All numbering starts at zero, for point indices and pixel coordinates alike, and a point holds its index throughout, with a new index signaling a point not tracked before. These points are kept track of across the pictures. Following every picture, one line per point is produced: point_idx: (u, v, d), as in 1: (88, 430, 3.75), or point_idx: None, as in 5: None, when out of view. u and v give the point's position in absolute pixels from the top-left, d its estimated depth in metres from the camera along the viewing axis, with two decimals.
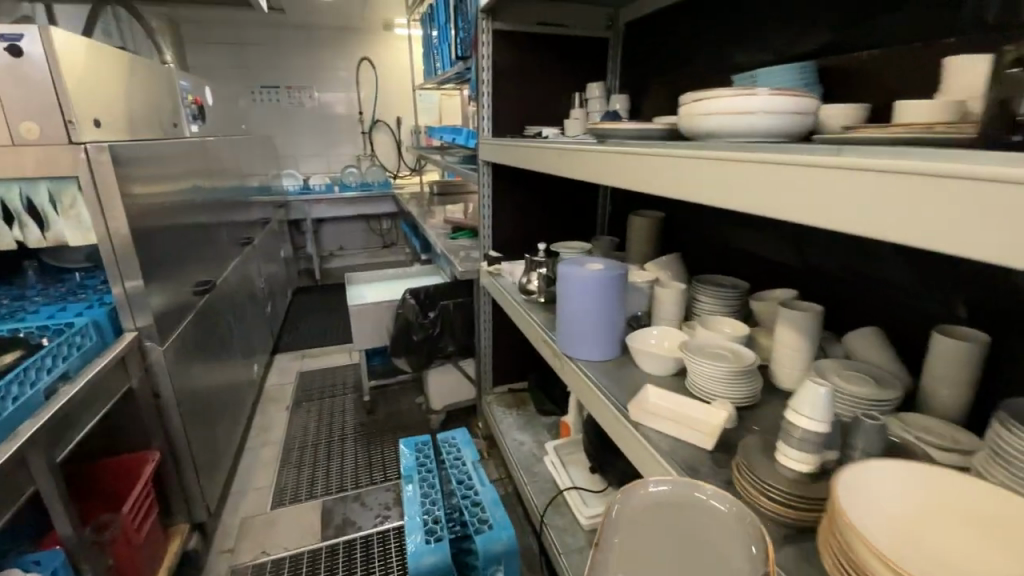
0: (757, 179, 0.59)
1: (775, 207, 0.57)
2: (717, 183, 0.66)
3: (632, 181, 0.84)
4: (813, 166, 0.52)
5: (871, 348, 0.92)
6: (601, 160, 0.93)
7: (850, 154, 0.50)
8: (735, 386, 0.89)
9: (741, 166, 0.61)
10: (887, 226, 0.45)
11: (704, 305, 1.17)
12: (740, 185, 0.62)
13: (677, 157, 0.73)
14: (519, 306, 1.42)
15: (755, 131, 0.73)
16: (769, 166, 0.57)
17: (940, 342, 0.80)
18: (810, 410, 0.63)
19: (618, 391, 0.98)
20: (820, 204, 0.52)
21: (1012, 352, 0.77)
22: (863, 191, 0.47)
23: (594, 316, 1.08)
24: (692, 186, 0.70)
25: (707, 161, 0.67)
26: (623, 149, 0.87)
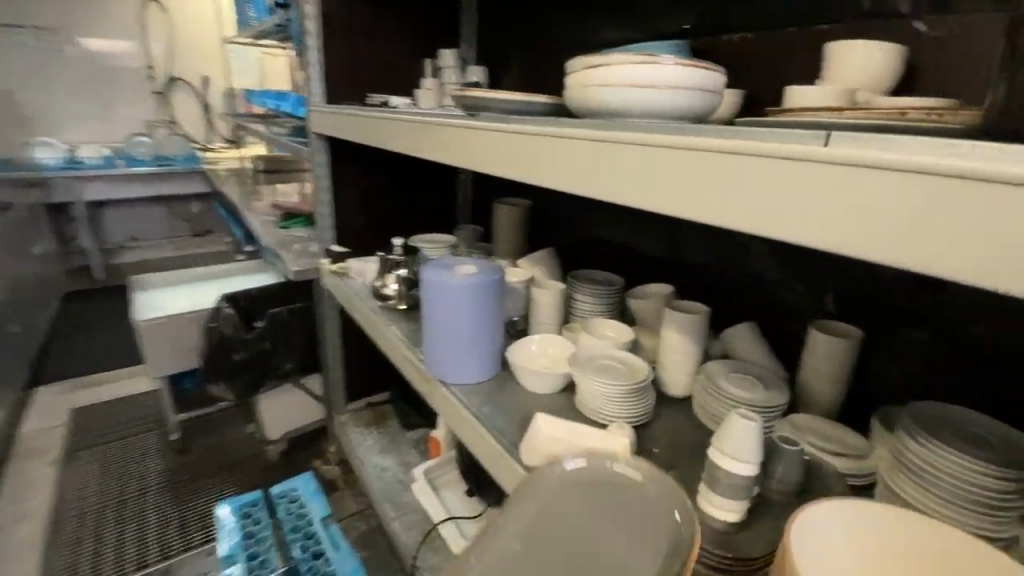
0: (652, 166, 0.46)
1: (674, 203, 0.44)
2: (605, 171, 0.51)
3: (506, 167, 0.66)
4: (722, 151, 0.39)
5: (749, 346, 0.88)
6: (466, 138, 0.73)
7: (767, 138, 0.38)
8: (631, 406, 0.77)
9: (634, 149, 0.47)
10: (818, 231, 0.34)
11: (584, 304, 1.06)
12: (632, 173, 0.48)
13: (563, 137, 0.56)
14: (370, 314, 1.17)
15: (658, 112, 0.58)
16: (667, 150, 0.44)
17: (820, 342, 0.78)
18: (741, 453, 0.52)
19: (501, 422, 0.81)
20: (731, 200, 0.39)
21: (879, 348, 0.78)
22: (788, 184, 0.35)
23: (467, 331, 0.88)
24: (573, 174, 0.55)
25: (590, 142, 0.53)
26: (491, 125, 0.68)
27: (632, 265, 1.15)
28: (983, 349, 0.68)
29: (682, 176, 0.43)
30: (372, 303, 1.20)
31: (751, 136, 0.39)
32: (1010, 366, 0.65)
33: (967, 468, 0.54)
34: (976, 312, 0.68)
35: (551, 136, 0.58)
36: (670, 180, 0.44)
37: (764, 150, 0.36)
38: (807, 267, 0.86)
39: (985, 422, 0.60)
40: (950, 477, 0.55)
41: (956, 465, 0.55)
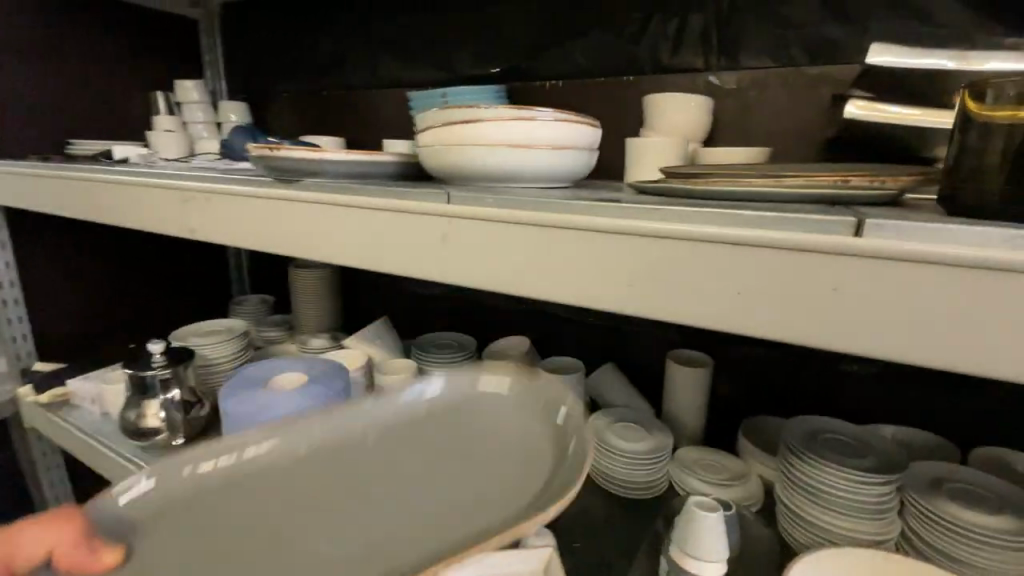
0: (600, 257, 0.40)
1: (632, 301, 0.39)
2: (534, 262, 0.43)
3: (372, 261, 0.50)
4: (697, 239, 0.36)
5: (618, 389, 0.86)
6: (288, 218, 0.52)
7: (738, 222, 0.36)
8: None
9: (573, 235, 0.41)
10: (824, 326, 0.33)
11: None
12: (573, 264, 0.41)
13: (457, 220, 0.45)
14: (131, 464, 0.80)
15: (545, 176, 0.49)
16: (621, 238, 0.39)
17: (675, 373, 0.79)
18: (708, 552, 0.46)
19: None
20: (714, 295, 0.36)
21: (725, 369, 0.85)
22: (784, 277, 0.34)
23: None
24: (482, 269, 0.45)
25: (501, 226, 0.43)
26: (335, 198, 0.49)
27: (475, 321, 1.04)
28: (804, 355, 0.78)
29: (643, 267, 0.39)
30: (131, 444, 0.82)
31: (722, 221, 0.37)
32: (826, 366, 0.77)
33: (854, 478, 0.59)
34: None
35: (450, 216, 0.45)
36: (626, 273, 0.39)
37: (765, 240, 0.34)
38: None
39: (837, 423, 0.69)
40: (842, 488, 0.60)
41: (843, 478, 0.60)
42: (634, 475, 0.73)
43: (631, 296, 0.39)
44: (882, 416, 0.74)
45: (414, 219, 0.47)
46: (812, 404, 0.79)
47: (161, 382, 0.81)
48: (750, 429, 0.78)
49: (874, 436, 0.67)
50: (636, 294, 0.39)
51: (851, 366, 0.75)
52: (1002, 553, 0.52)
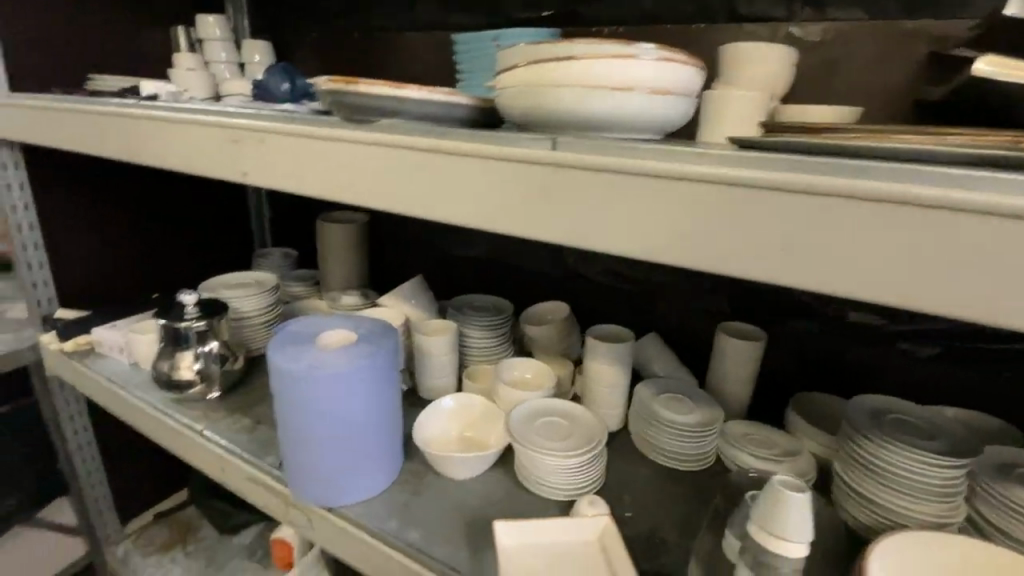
0: (710, 211, 0.34)
1: (745, 264, 0.34)
2: (625, 212, 0.37)
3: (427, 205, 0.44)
4: (839, 193, 0.31)
5: (663, 358, 0.82)
6: (342, 160, 0.46)
7: (889, 177, 0.31)
8: (591, 472, 0.65)
9: (676, 184, 0.35)
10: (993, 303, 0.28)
11: (474, 342, 0.88)
12: (674, 219, 0.36)
13: (535, 163, 0.39)
14: (165, 414, 0.78)
15: (644, 125, 0.44)
16: (738, 190, 0.33)
17: (727, 345, 0.75)
18: (789, 533, 0.44)
19: (432, 538, 0.60)
20: (849, 261, 0.31)
21: (774, 343, 0.82)
22: (948, 244, 0.29)
23: (354, 429, 0.61)
24: (560, 222, 0.39)
25: (587, 171, 0.37)
26: (393, 137, 0.43)
27: (510, 284, 1.01)
28: (863, 332, 0.75)
29: (764, 223, 0.33)
30: (163, 395, 0.81)
31: (868, 174, 0.31)
32: (884, 343, 0.74)
33: (922, 459, 0.57)
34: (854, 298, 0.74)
35: (527, 156, 0.39)
36: (740, 232, 0.34)
37: (935, 197, 0.28)
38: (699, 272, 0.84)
39: (902, 405, 0.66)
40: (909, 469, 0.58)
41: (910, 457, 0.58)
42: (682, 447, 0.71)
43: (745, 259, 0.34)
44: (938, 395, 0.72)
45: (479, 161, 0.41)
46: (864, 381, 0.76)
47: (196, 334, 0.79)
48: (801, 405, 0.76)
49: (940, 418, 0.64)
50: (750, 255, 0.34)
51: (913, 345, 0.72)
52: None
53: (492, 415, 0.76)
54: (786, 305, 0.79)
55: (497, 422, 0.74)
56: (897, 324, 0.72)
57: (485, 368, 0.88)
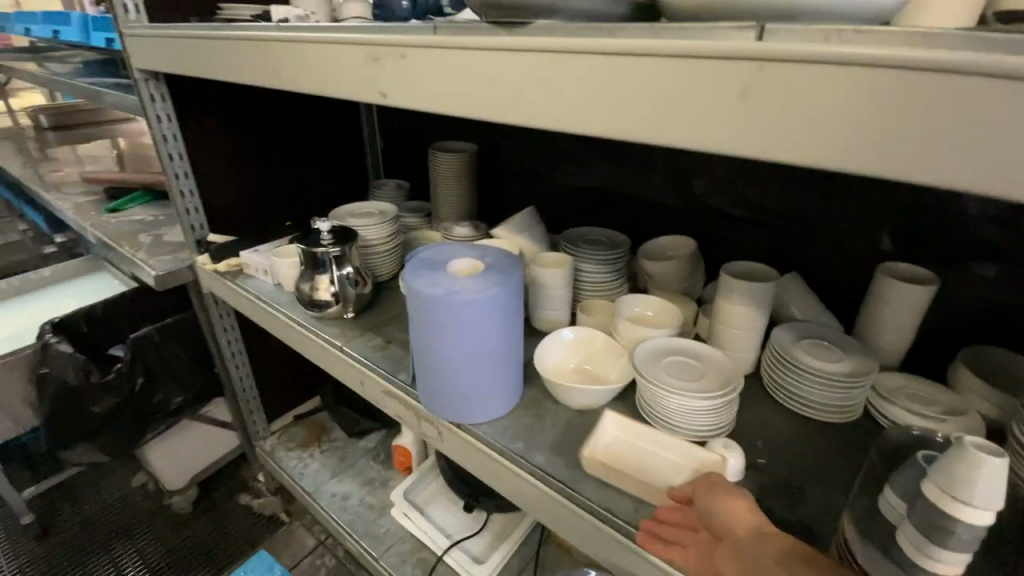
0: (972, 111, 0.27)
1: (1003, 184, 0.27)
2: (835, 115, 0.30)
3: (582, 122, 0.41)
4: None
5: (803, 301, 0.75)
6: (488, 71, 0.44)
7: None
8: (722, 415, 0.61)
9: (920, 77, 0.27)
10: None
11: (589, 275, 0.85)
12: (906, 123, 0.28)
13: (725, 57, 0.33)
14: (307, 329, 0.86)
15: (861, 12, 0.36)
16: (1019, 84, 0.25)
17: (889, 289, 0.66)
18: (979, 496, 0.39)
19: (556, 462, 0.61)
20: None
21: (947, 289, 0.70)
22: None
23: (481, 355, 0.62)
24: (743, 130, 0.33)
25: (793, 65, 0.31)
26: (553, 41, 0.40)
27: (627, 217, 0.95)
28: None
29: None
30: (303, 314, 0.89)
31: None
32: None
33: None
34: None
35: (708, 51, 0.33)
36: (1007, 140, 0.26)
37: None
38: (857, 205, 0.73)
39: None
40: None
41: None
42: (825, 396, 0.65)
43: (1004, 176, 0.27)
44: None
45: (648, 60, 0.36)
46: None
47: (333, 259, 0.84)
48: (976, 362, 0.65)
49: None
50: (1014, 172, 0.26)
51: None
52: None
53: (613, 349, 0.74)
54: (968, 245, 0.67)
55: (618, 357, 0.73)
56: None
57: (601, 302, 0.85)
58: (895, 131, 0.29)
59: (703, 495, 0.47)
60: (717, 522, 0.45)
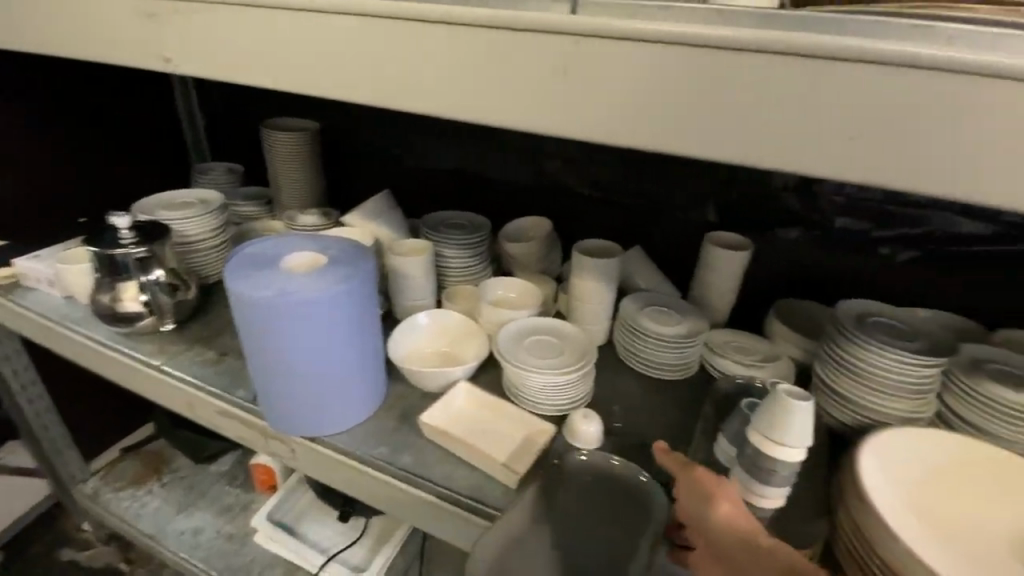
0: (734, 85, 0.35)
1: (757, 146, 0.36)
2: (639, 86, 0.38)
3: (438, 97, 0.44)
4: (852, 57, 0.32)
5: (648, 272, 0.80)
6: (353, 35, 0.45)
7: (899, 39, 0.33)
8: (579, 389, 0.64)
9: (691, 53, 0.36)
10: (971, 169, 0.32)
11: (450, 260, 0.82)
12: (687, 93, 0.37)
13: (554, 33, 0.39)
14: (114, 348, 0.72)
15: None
16: (757, 57, 0.34)
17: (714, 256, 0.74)
18: (791, 437, 0.44)
19: (422, 461, 0.58)
20: (858, 138, 0.34)
21: (760, 252, 0.80)
22: (941, 108, 0.32)
23: (329, 358, 0.56)
24: (573, 102, 0.40)
25: (607, 43, 0.38)
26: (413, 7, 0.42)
27: (486, 198, 0.94)
28: (844, 239, 0.75)
29: (772, 95, 0.35)
30: (107, 331, 0.74)
31: (876, 36, 0.33)
32: (867, 250, 0.74)
33: (905, 359, 0.59)
34: (841, 203, 0.73)
35: (542, 25, 0.39)
36: (750, 106, 0.36)
37: (945, 62, 0.31)
38: (688, 180, 0.80)
39: (883, 307, 0.67)
40: (890, 370, 0.59)
41: (894, 360, 0.59)
42: (667, 357, 0.71)
43: (756, 139, 0.36)
44: (917, 297, 0.73)
45: (493, 33, 0.41)
46: (843, 287, 0.77)
47: (136, 261, 0.70)
48: (781, 312, 0.76)
49: (922, 321, 0.66)
50: (760, 135, 0.36)
51: (893, 251, 0.73)
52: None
53: (472, 333, 0.72)
54: (773, 213, 0.78)
55: (477, 340, 0.71)
56: (880, 228, 0.72)
57: (465, 287, 0.83)
58: (683, 101, 0.37)
59: (692, 504, 0.42)
60: (708, 532, 0.40)
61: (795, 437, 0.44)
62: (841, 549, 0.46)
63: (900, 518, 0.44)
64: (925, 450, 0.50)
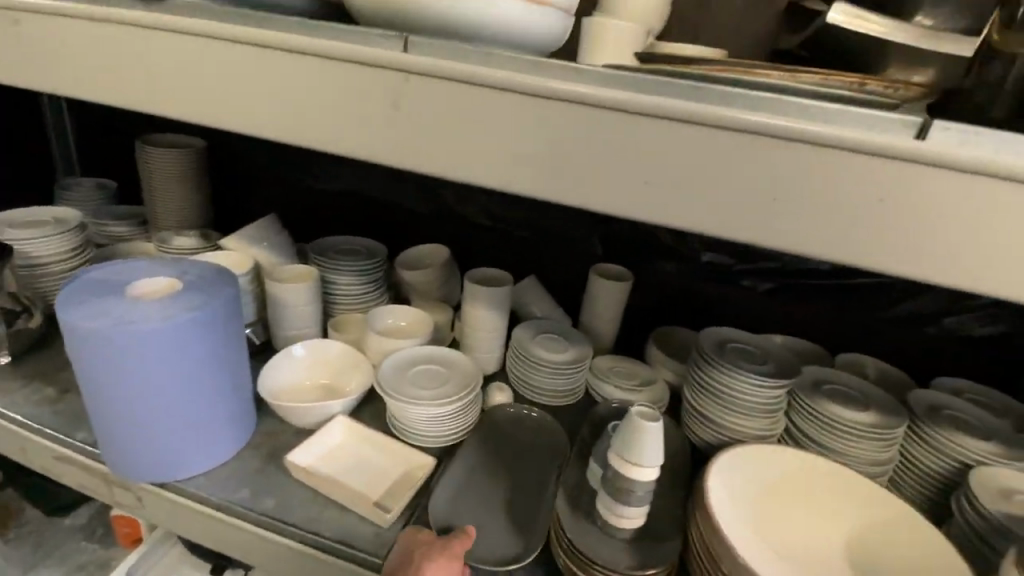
0: (568, 133, 0.38)
1: (589, 187, 0.39)
2: (485, 128, 0.40)
3: (299, 126, 0.44)
4: (661, 113, 0.36)
5: (540, 300, 0.83)
6: (215, 59, 0.45)
7: (701, 98, 0.36)
8: (463, 418, 0.63)
9: (525, 101, 0.38)
10: (769, 218, 0.36)
11: (341, 287, 0.80)
12: (521, 137, 0.39)
13: (400, 73, 0.40)
14: None
15: (513, 36, 0.44)
16: (580, 107, 0.37)
17: (598, 286, 0.78)
18: (647, 459, 0.47)
19: (288, 502, 0.54)
20: (671, 186, 0.37)
21: (643, 282, 0.86)
22: (741, 163, 0.35)
23: (183, 396, 0.51)
24: (427, 142, 0.42)
25: (452, 85, 0.40)
26: (272, 37, 0.43)
27: (384, 225, 0.93)
28: (714, 272, 0.82)
29: (601, 144, 0.38)
30: None
31: (689, 96, 0.36)
32: (732, 281, 0.82)
33: (755, 382, 0.64)
34: (709, 240, 0.80)
35: (393, 61, 0.40)
36: (578, 151, 0.38)
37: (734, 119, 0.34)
38: (577, 215, 0.84)
39: (741, 333, 0.74)
40: (743, 391, 0.65)
41: (746, 382, 0.65)
42: (554, 384, 0.72)
43: (588, 181, 0.39)
44: (776, 325, 0.81)
45: (347, 65, 0.42)
46: (715, 316, 0.84)
47: None
48: (661, 340, 0.81)
49: (773, 346, 0.73)
50: (591, 179, 0.39)
51: (754, 284, 0.81)
52: (859, 440, 0.61)
53: (357, 362, 0.69)
54: (654, 247, 0.83)
55: (360, 370, 0.68)
56: (743, 263, 0.80)
57: (355, 315, 0.80)
58: (526, 145, 0.39)
59: None
60: None
61: (653, 458, 0.47)
62: (693, 565, 0.48)
63: (738, 532, 0.47)
64: (766, 466, 0.54)
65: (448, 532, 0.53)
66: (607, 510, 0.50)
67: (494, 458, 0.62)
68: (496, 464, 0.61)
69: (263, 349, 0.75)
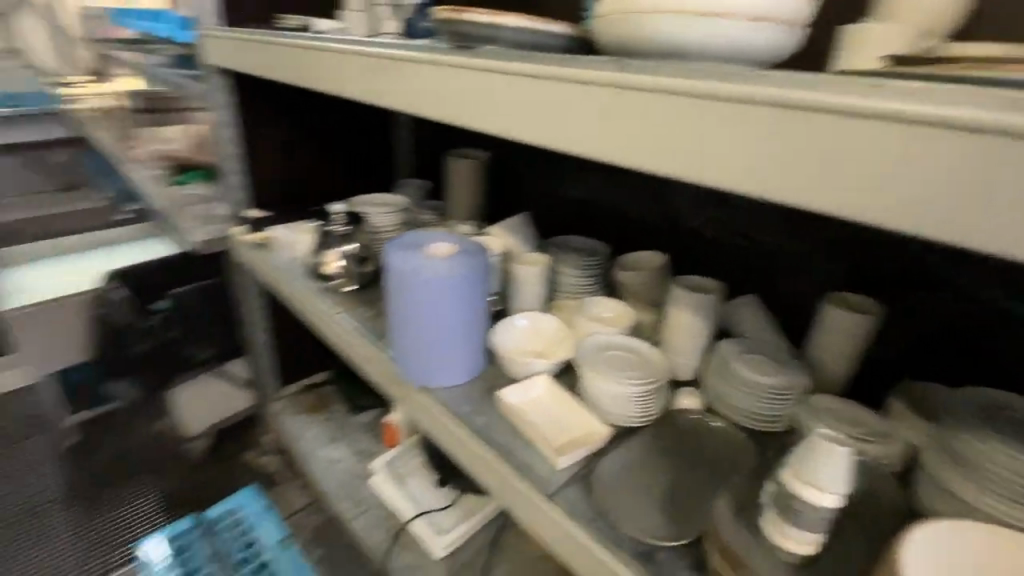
0: (752, 136, 0.37)
1: (773, 189, 0.37)
2: (670, 133, 0.42)
3: (522, 133, 0.54)
4: (810, 109, 0.34)
5: (756, 319, 0.79)
6: (469, 86, 0.58)
7: (924, 93, 0.31)
8: (648, 407, 0.69)
9: (703, 107, 0.39)
10: (1003, 231, 0.28)
11: (567, 277, 0.93)
12: (704, 140, 0.40)
13: (599, 86, 0.46)
14: (309, 294, 0.98)
15: (724, 47, 0.48)
16: (767, 110, 0.36)
17: (828, 315, 0.70)
18: (825, 482, 0.44)
19: (491, 426, 0.69)
20: (874, 193, 0.32)
21: (895, 323, 0.73)
22: (974, 168, 0.29)
23: (445, 325, 0.71)
24: (617, 144, 0.46)
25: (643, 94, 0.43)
26: (488, 63, 0.55)
27: (614, 229, 1.03)
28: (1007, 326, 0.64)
29: (746, 138, 0.38)
30: (311, 284, 1.02)
31: (851, 90, 0.33)
32: None
33: None
34: (1004, 284, 0.63)
35: (593, 79, 0.46)
36: (763, 154, 0.37)
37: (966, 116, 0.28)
38: (818, 237, 0.77)
39: None
40: None
41: None
42: (754, 407, 0.69)
43: (772, 182, 0.37)
44: None
45: (558, 83, 0.49)
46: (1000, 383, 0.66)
47: None
48: (908, 391, 0.68)
49: None
50: (775, 179, 0.37)
51: None
52: None
53: (567, 339, 0.82)
54: (916, 284, 0.70)
55: (569, 345, 0.80)
56: None
57: (571, 302, 0.92)
58: (709, 147, 0.40)
59: None
60: None
61: (842, 485, 0.44)
62: None
63: None
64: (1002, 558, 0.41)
65: (611, 493, 0.60)
66: (774, 528, 0.48)
67: (670, 455, 0.67)
68: (671, 460, 0.66)
69: (497, 314, 0.93)
